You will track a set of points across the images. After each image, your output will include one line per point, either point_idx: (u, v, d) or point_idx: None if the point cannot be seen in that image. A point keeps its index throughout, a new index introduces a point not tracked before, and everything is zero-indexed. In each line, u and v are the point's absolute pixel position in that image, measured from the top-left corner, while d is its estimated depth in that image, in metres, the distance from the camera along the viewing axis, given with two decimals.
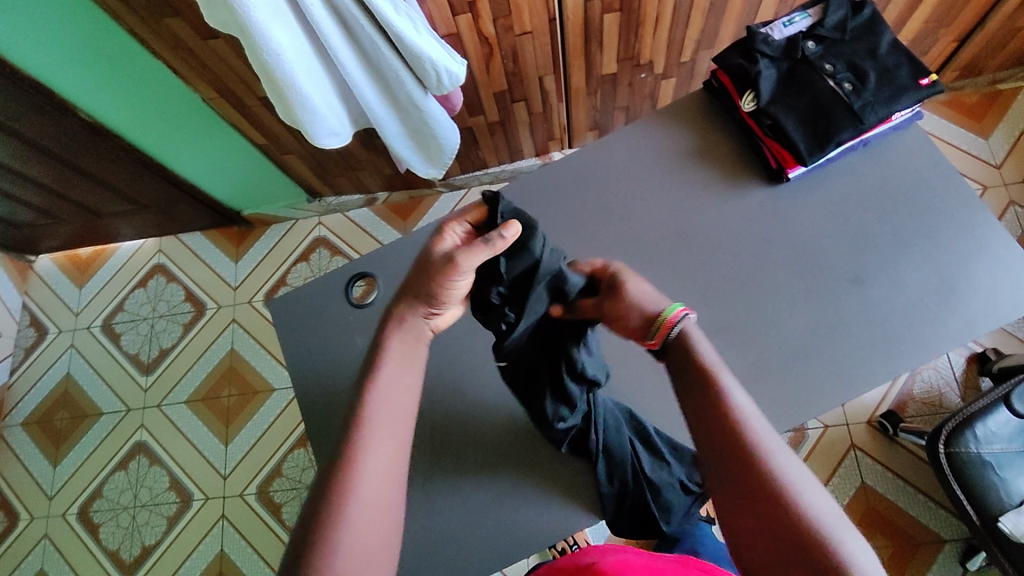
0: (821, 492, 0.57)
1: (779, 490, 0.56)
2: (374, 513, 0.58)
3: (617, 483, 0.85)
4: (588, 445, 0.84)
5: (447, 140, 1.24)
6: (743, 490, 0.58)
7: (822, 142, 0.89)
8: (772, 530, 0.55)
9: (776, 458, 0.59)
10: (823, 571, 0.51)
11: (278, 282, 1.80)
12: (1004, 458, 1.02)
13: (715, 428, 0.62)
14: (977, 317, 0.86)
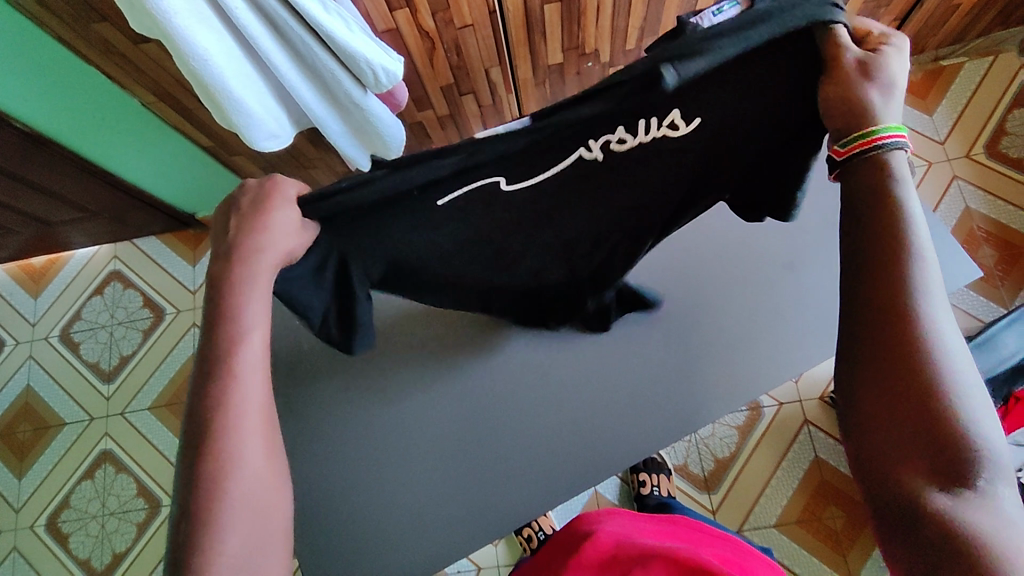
0: (970, 363, 0.47)
1: (923, 376, 0.45)
2: (255, 471, 0.56)
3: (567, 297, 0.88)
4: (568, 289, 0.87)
5: (391, 138, 1.24)
6: (880, 344, 0.48)
7: None
8: (899, 416, 0.45)
9: (932, 316, 0.47)
10: (944, 447, 0.43)
11: None
12: None
13: (879, 285, 0.49)
14: None
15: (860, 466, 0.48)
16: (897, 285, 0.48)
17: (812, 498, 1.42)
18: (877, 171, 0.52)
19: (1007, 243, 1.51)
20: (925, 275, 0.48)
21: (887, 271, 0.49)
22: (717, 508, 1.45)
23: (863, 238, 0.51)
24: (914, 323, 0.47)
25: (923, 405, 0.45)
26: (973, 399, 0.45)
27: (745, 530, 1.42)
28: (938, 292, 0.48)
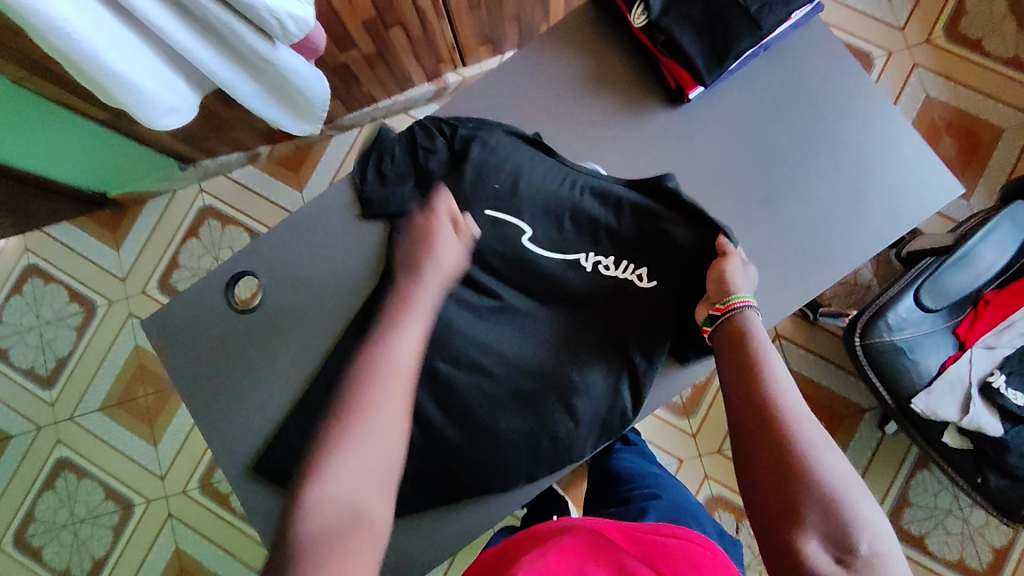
0: (835, 453, 0.62)
1: (799, 465, 0.60)
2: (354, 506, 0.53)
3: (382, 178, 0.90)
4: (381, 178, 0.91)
5: (310, 89, 1.09)
6: (762, 446, 0.62)
7: (720, 56, 0.80)
8: (789, 493, 0.59)
9: (798, 421, 0.63)
10: (827, 517, 0.57)
11: (170, 264, 1.64)
12: (914, 341, 1.05)
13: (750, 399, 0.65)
14: (888, 225, 0.83)
15: (768, 545, 0.59)
16: (766, 399, 0.65)
17: None
18: (734, 337, 0.71)
19: (967, 132, 1.49)
20: (785, 394, 0.65)
21: (751, 387, 0.66)
22: (697, 431, 1.47)
23: (736, 375, 0.68)
24: (782, 418, 0.63)
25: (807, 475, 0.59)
26: (840, 478, 0.59)
27: (725, 448, 1.46)
28: (800, 404, 0.65)
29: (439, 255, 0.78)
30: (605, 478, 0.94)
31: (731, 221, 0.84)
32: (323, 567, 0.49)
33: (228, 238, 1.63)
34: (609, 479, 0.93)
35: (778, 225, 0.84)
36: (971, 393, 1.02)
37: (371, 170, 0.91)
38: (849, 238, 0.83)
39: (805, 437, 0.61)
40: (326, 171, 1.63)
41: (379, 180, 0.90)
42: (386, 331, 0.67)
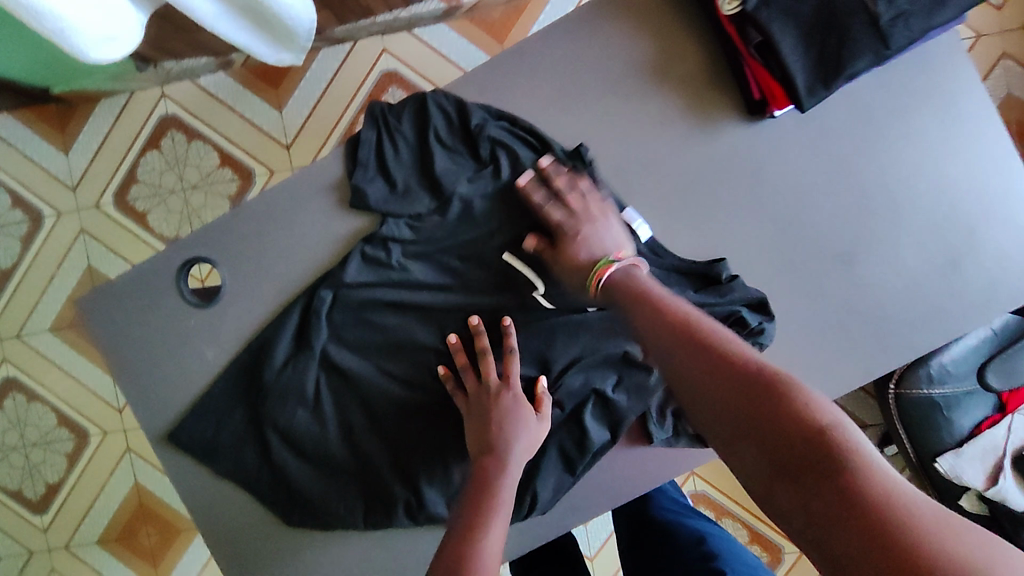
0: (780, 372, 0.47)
1: (762, 400, 0.45)
2: None
3: (381, 157, 0.70)
4: (379, 152, 0.70)
5: (294, 19, 0.83)
6: (715, 395, 0.47)
7: (828, 77, 0.61)
8: (767, 445, 0.43)
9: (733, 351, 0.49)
10: (823, 452, 0.41)
11: (128, 177, 1.44)
12: (954, 397, 0.95)
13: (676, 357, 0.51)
14: (980, 303, 0.69)
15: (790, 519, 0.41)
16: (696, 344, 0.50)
17: None
18: (624, 286, 0.60)
19: None
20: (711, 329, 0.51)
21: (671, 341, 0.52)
22: None
23: (655, 327, 0.54)
24: (705, 340, 0.50)
25: (773, 409, 0.44)
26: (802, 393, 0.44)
27: None
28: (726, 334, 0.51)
29: (512, 434, 0.65)
30: (641, 534, 0.85)
31: (796, 277, 0.69)
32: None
33: (194, 154, 1.43)
34: (652, 531, 0.84)
35: (853, 289, 0.69)
36: (1002, 464, 0.94)
37: (372, 153, 0.70)
38: (931, 315, 0.69)
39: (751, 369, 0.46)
40: (310, 91, 1.41)
41: (382, 169, 0.70)
42: (479, 516, 0.60)
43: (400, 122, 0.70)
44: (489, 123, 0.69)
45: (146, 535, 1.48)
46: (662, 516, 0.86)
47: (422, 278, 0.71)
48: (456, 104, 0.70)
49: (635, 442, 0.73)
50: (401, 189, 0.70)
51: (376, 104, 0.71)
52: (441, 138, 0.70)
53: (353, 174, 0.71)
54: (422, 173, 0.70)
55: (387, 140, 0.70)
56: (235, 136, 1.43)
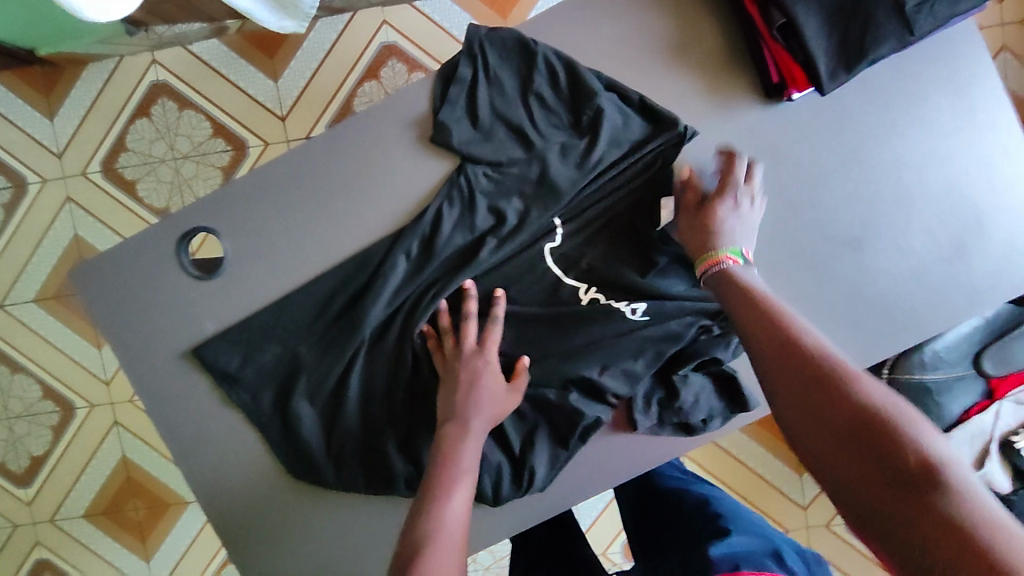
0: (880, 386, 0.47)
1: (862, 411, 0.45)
2: None
3: (466, 97, 0.68)
4: (469, 92, 0.68)
5: None
6: (812, 398, 0.47)
7: (850, 61, 0.61)
8: (859, 453, 0.44)
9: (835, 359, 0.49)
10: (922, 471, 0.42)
11: (116, 145, 1.40)
12: (945, 383, 0.97)
13: (774, 348, 0.51)
14: (985, 292, 0.70)
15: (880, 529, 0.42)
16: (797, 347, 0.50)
17: None
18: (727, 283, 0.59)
19: None
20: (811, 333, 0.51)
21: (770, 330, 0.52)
22: None
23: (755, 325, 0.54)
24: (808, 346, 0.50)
25: (873, 422, 0.44)
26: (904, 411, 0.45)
27: None
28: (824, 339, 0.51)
29: (482, 401, 0.65)
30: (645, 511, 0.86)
31: (807, 261, 0.70)
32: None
33: (185, 123, 1.40)
34: (659, 501, 0.85)
35: (861, 275, 0.70)
36: (989, 449, 0.97)
37: (463, 90, 0.68)
38: (936, 302, 0.70)
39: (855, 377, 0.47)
40: (307, 62, 1.38)
41: (468, 108, 0.68)
42: (442, 483, 0.60)
43: (503, 69, 0.68)
44: (587, 98, 0.67)
45: (134, 509, 1.47)
46: (669, 486, 0.87)
47: (463, 235, 0.69)
48: (567, 62, 0.68)
49: (618, 429, 0.72)
50: (467, 141, 0.68)
51: (494, 35, 0.68)
52: (541, 98, 0.68)
53: (435, 109, 0.68)
54: (506, 126, 0.68)
55: (485, 80, 0.68)
56: (228, 105, 1.39)
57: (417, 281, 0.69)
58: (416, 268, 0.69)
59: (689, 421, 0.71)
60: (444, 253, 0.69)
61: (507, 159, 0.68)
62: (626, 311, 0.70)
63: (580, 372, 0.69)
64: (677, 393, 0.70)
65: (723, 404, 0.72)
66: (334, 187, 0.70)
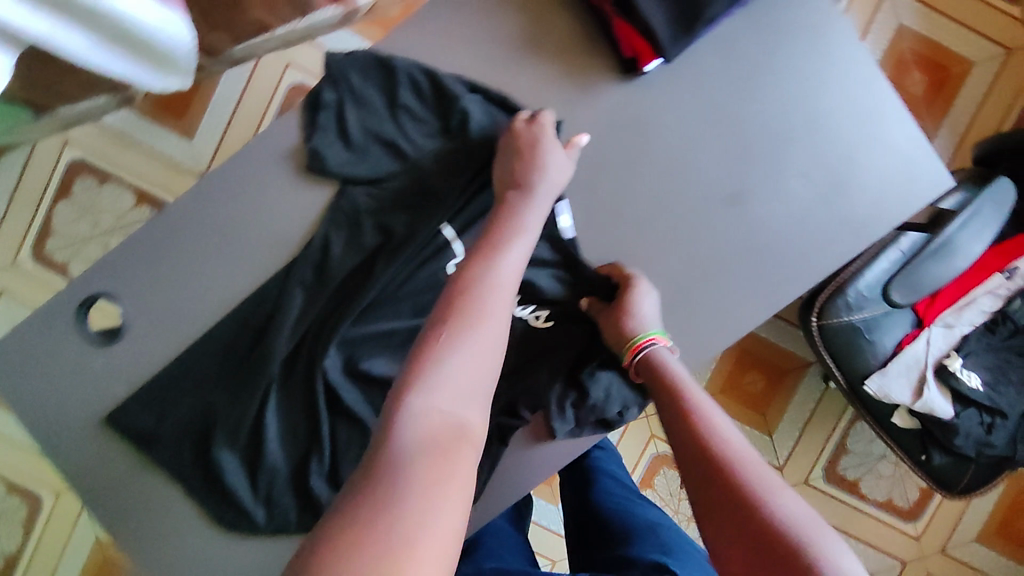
0: (789, 492, 0.51)
1: (757, 512, 0.49)
2: (471, 360, 0.50)
3: (335, 125, 0.69)
4: (337, 119, 0.69)
5: (169, 42, 0.84)
6: (718, 496, 0.51)
7: (688, 25, 0.63)
8: (751, 548, 0.48)
9: (744, 463, 0.53)
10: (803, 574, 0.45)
11: (43, 230, 1.40)
12: (873, 321, 0.99)
13: (687, 448, 0.56)
14: (869, 223, 0.72)
15: None
16: (711, 449, 0.55)
17: (737, 366, 1.40)
18: (656, 377, 0.64)
19: (937, 66, 1.36)
20: (727, 437, 0.56)
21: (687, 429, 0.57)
22: None
23: (679, 426, 0.58)
24: (720, 449, 0.54)
25: (765, 524, 0.48)
26: (799, 517, 0.49)
27: None
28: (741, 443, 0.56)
29: (538, 166, 0.65)
30: (591, 527, 0.86)
31: (688, 222, 0.72)
32: (421, 475, 0.41)
33: (108, 197, 1.40)
34: (604, 514, 0.86)
35: (744, 228, 0.72)
36: (925, 376, 0.98)
37: (331, 115, 0.69)
38: (824, 242, 0.72)
39: (757, 483, 0.51)
40: (217, 115, 1.40)
41: (338, 133, 0.69)
42: (495, 240, 0.60)
43: (366, 87, 0.69)
44: (451, 104, 0.69)
45: None
46: (612, 502, 0.88)
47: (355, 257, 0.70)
48: (426, 73, 0.69)
49: (538, 439, 0.72)
50: (345, 163, 0.69)
51: (352, 57, 0.69)
52: (408, 110, 0.69)
53: (308, 138, 0.69)
54: (379, 143, 0.69)
55: (350, 106, 0.69)
56: (148, 173, 1.40)
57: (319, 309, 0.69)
58: (313, 296, 0.70)
59: (606, 416, 0.71)
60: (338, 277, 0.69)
61: (385, 174, 0.69)
62: (529, 318, 0.71)
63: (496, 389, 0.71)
64: (590, 394, 0.70)
65: (635, 393, 0.72)
66: (223, 230, 0.71)
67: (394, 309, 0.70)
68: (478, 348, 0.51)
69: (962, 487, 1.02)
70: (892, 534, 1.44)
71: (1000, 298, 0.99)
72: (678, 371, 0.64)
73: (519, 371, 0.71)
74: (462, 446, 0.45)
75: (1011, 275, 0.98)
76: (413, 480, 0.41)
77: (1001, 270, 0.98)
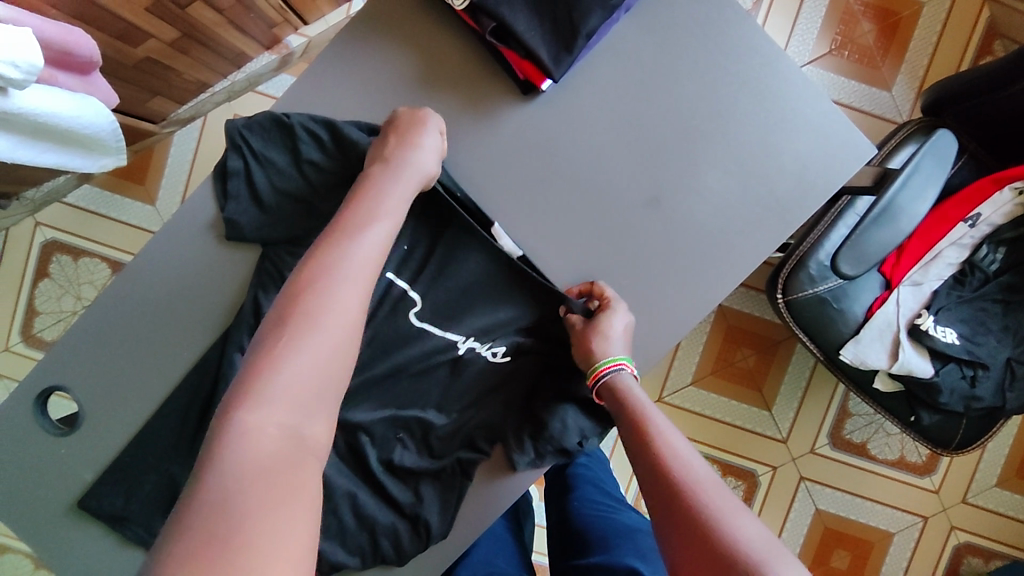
0: (748, 516, 0.50)
1: (710, 539, 0.48)
2: (314, 357, 0.50)
3: (247, 190, 0.69)
4: (248, 183, 0.69)
5: (91, 127, 0.85)
6: (676, 521, 0.51)
7: (567, 42, 0.64)
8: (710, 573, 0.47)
9: (701, 488, 0.52)
10: None
11: (28, 313, 1.43)
12: (840, 290, 0.97)
13: (648, 477, 0.56)
14: (792, 203, 0.71)
15: None
16: (670, 476, 0.54)
17: (724, 345, 1.38)
18: (620, 404, 0.64)
19: (885, 12, 1.32)
20: (688, 462, 0.55)
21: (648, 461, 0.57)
22: None
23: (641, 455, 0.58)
24: (678, 476, 0.54)
25: (718, 549, 0.47)
26: (752, 540, 0.48)
27: (667, 397, 1.38)
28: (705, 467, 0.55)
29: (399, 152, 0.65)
30: (564, 535, 0.83)
31: (613, 230, 0.72)
32: (254, 498, 0.42)
33: (85, 271, 1.43)
34: (576, 517, 0.84)
35: (668, 229, 0.71)
36: (899, 338, 0.96)
37: (241, 181, 0.69)
38: (751, 230, 0.71)
39: (712, 507, 0.51)
40: (176, 175, 1.42)
41: (251, 197, 0.69)
42: (349, 221, 0.59)
43: (269, 149, 0.69)
44: (354, 150, 0.69)
45: None
46: (592, 509, 0.84)
47: None
48: (326, 125, 0.70)
49: (498, 472, 0.71)
50: (267, 224, 0.70)
51: (250, 122, 0.69)
52: (313, 162, 0.69)
53: (224, 206, 0.70)
54: (291, 201, 0.69)
55: (259, 170, 0.69)
56: (118, 241, 1.42)
57: None
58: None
59: (565, 446, 0.69)
60: None
61: (303, 230, 0.69)
62: (488, 355, 0.71)
63: (454, 423, 0.70)
64: (545, 428, 0.69)
65: (594, 422, 0.71)
66: (159, 306, 0.72)
67: None
68: (324, 342, 0.51)
69: (957, 445, 1.00)
70: (910, 492, 1.39)
71: (965, 247, 0.97)
72: (640, 398, 0.64)
73: (475, 404, 0.71)
74: (293, 458, 0.46)
75: (974, 223, 0.95)
76: (244, 496, 0.42)
77: (963, 219, 0.95)
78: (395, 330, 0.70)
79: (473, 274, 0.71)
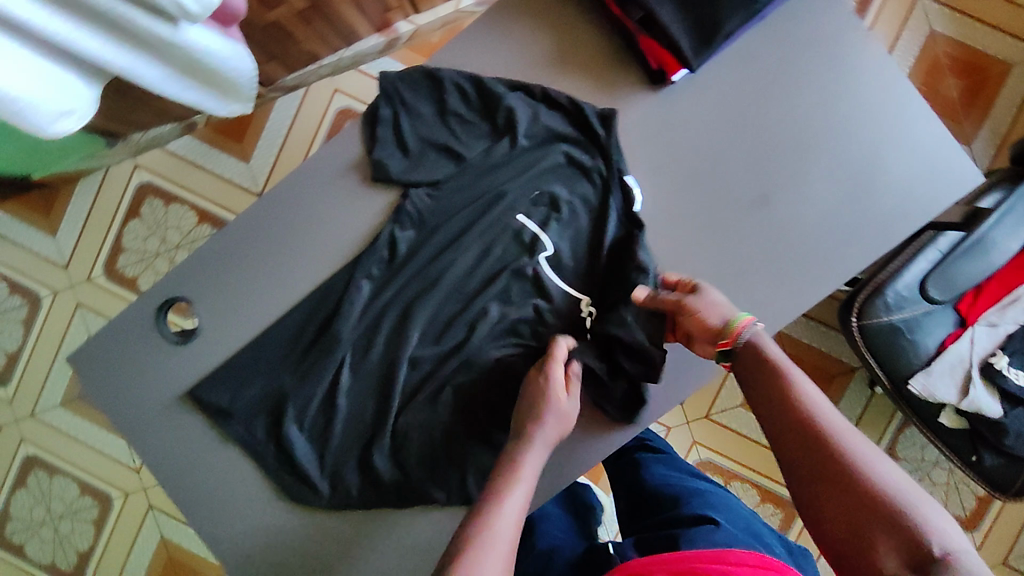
0: (884, 458, 0.57)
1: (855, 482, 0.55)
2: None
3: (393, 136, 0.75)
4: (395, 130, 0.75)
5: (232, 70, 0.91)
6: (814, 466, 0.57)
7: (708, 38, 0.69)
8: (851, 509, 0.54)
9: (841, 432, 0.58)
10: (899, 534, 0.51)
11: (114, 248, 1.51)
12: (916, 321, 0.97)
13: (780, 418, 0.62)
14: (896, 218, 0.74)
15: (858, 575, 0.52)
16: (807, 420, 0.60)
17: None
18: (745, 351, 0.66)
19: (973, 68, 1.33)
20: (822, 409, 0.60)
21: (788, 411, 0.61)
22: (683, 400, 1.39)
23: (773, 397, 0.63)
24: (816, 419, 0.59)
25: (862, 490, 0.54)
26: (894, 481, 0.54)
27: (714, 415, 1.38)
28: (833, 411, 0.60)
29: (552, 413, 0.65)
30: (640, 497, 0.90)
31: (722, 222, 0.75)
32: None
33: (173, 217, 1.50)
34: (652, 483, 0.90)
35: (773, 227, 0.74)
36: (971, 374, 0.97)
37: (387, 129, 0.75)
38: (853, 239, 0.74)
39: (853, 451, 0.57)
40: (272, 138, 1.50)
41: (396, 141, 0.75)
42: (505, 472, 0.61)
43: (416, 99, 0.75)
44: (495, 104, 0.74)
45: None
46: (666, 478, 0.90)
47: (425, 256, 0.76)
48: (472, 81, 0.75)
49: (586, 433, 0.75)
50: (403, 172, 0.75)
51: (402, 75, 0.74)
52: (458, 116, 0.75)
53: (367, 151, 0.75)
54: (434, 148, 0.75)
55: (405, 119, 0.75)
56: (208, 192, 1.50)
57: (379, 307, 0.76)
58: (378, 288, 0.76)
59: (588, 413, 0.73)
60: (404, 266, 0.76)
61: (443, 176, 0.75)
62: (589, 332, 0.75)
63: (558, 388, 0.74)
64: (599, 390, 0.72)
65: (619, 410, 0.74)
66: (286, 234, 0.78)
67: (446, 308, 0.76)
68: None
69: (1015, 492, 0.99)
70: None
71: None
72: (776, 348, 0.66)
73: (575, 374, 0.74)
74: None
75: None
76: None
77: None
78: (503, 290, 0.76)
79: (590, 239, 0.76)
